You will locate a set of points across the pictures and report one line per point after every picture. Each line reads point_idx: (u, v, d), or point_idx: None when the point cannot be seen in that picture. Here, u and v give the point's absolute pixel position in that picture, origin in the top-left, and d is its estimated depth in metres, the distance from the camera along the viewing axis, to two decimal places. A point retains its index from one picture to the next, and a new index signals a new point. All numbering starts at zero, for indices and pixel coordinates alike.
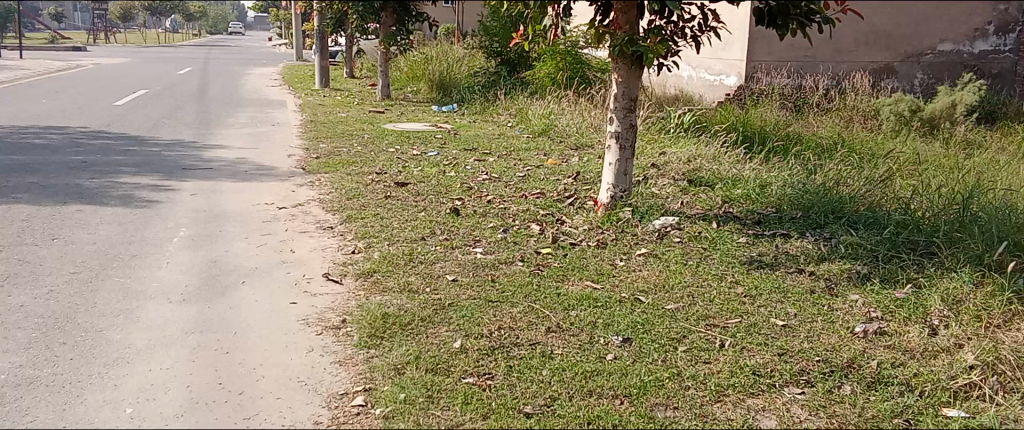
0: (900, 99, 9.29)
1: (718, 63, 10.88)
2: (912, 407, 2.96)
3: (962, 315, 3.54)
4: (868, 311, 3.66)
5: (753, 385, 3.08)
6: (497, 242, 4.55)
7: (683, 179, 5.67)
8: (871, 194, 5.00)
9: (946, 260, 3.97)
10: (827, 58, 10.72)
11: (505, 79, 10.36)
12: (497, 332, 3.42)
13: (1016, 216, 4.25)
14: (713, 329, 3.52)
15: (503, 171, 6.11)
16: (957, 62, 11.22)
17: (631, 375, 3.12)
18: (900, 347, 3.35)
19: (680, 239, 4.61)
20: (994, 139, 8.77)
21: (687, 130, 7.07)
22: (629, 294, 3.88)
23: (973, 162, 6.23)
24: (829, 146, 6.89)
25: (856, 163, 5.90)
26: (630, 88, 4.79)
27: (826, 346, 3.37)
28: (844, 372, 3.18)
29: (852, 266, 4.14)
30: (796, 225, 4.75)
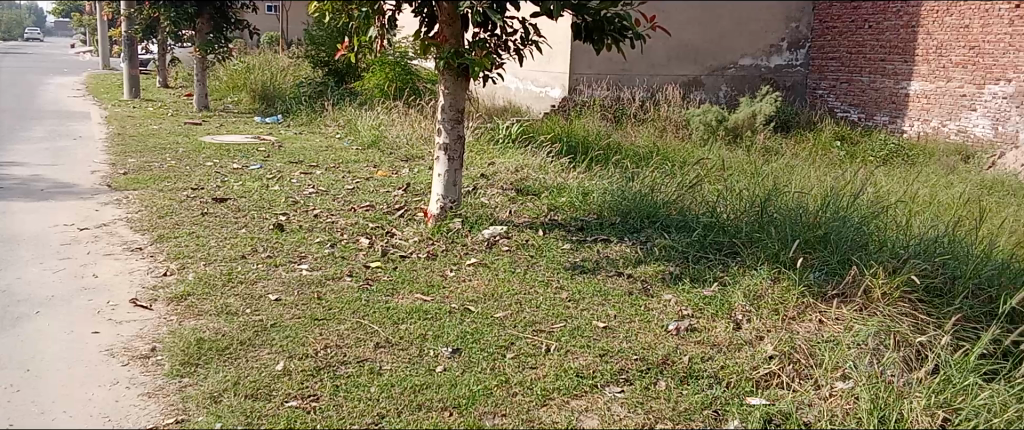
0: (707, 109, 10.04)
1: (544, 75, 11.23)
2: (720, 398, 3.17)
3: (762, 308, 3.84)
4: (680, 310, 3.91)
5: (576, 387, 3.19)
6: (323, 257, 4.43)
7: (511, 189, 5.79)
8: (683, 199, 5.34)
9: (748, 259, 4.32)
10: (643, 71, 11.30)
11: (333, 90, 10.16)
12: (322, 351, 3.32)
13: (805, 214, 4.68)
14: (539, 335, 3.61)
15: (330, 184, 5.97)
16: (756, 75, 12.24)
17: (460, 385, 3.13)
18: (709, 342, 3.59)
19: (509, 248, 4.69)
20: (789, 146, 9.65)
21: (515, 141, 7.24)
22: (459, 304, 3.90)
23: (770, 167, 6.80)
24: (645, 154, 7.28)
25: (669, 171, 6.28)
26: (456, 100, 4.82)
27: (643, 345, 3.55)
28: (660, 368, 3.36)
29: (666, 267, 4.41)
30: (615, 231, 4.99)
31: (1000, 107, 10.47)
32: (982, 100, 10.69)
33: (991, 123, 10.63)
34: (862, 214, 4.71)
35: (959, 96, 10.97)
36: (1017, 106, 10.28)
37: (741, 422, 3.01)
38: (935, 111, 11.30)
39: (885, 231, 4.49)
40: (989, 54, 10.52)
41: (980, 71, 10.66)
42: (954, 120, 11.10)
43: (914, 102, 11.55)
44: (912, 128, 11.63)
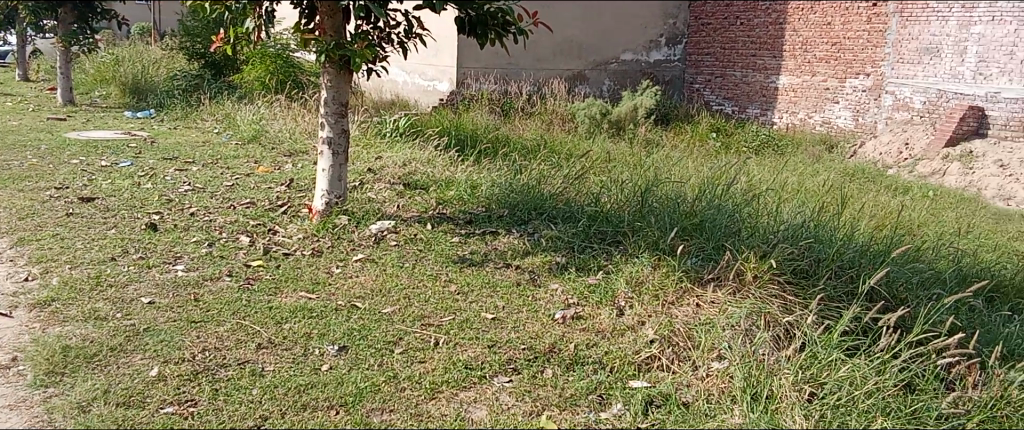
0: (591, 103, 10.28)
1: (431, 69, 11.18)
2: (604, 383, 3.27)
3: (643, 294, 3.98)
4: (566, 299, 4.00)
5: (465, 378, 3.21)
6: (201, 257, 4.26)
7: (399, 183, 5.74)
8: (569, 191, 5.45)
9: (630, 247, 4.46)
10: (529, 65, 11.42)
11: (210, 83, 9.77)
12: (200, 354, 3.20)
13: (682, 203, 4.88)
14: (428, 328, 3.61)
15: (208, 181, 5.74)
16: (637, 70, 12.61)
17: (347, 383, 3.09)
18: (593, 329, 3.70)
19: (396, 242, 4.66)
20: (669, 138, 10.03)
21: (403, 135, 7.18)
22: (345, 301, 3.84)
23: (651, 159, 7.03)
24: (532, 147, 7.39)
25: (556, 163, 6.40)
26: (339, 93, 4.73)
27: (530, 334, 3.61)
28: (547, 357, 3.42)
29: (553, 258, 4.50)
30: (503, 223, 5.04)
31: (860, 99, 11.28)
32: (844, 92, 11.42)
33: (852, 115, 11.44)
34: (735, 202, 4.94)
35: (823, 89, 11.67)
36: (875, 99, 11.12)
37: (623, 404, 3.11)
38: (801, 103, 11.95)
39: (756, 219, 4.73)
40: (850, 49, 11.26)
41: (842, 66, 11.38)
42: (818, 112, 11.80)
43: (783, 95, 12.16)
44: (781, 120, 12.24)
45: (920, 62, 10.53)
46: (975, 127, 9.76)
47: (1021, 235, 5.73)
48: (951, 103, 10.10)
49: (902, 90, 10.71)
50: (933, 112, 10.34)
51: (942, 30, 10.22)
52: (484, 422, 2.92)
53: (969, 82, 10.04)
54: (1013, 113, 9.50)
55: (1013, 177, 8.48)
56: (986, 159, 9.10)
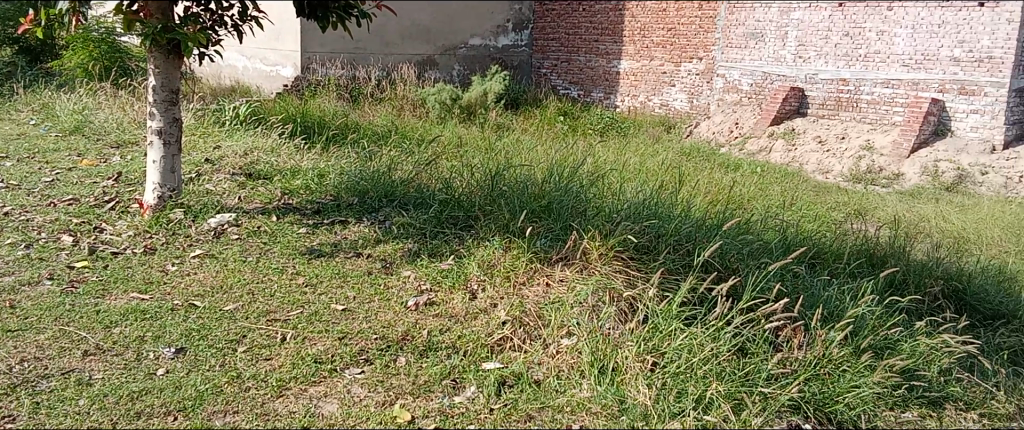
0: (441, 88, 10.25)
1: (273, 54, 10.75)
2: (457, 367, 3.28)
3: (495, 276, 4.03)
4: (419, 285, 3.97)
5: (313, 373, 3.12)
6: (16, 260, 3.90)
7: (240, 173, 5.49)
8: (419, 176, 5.40)
9: (481, 231, 4.49)
10: (376, 50, 11.21)
11: (24, 71, 8.92)
12: (18, 366, 2.97)
13: (531, 185, 4.95)
14: (274, 324, 3.47)
15: (24, 177, 5.25)
16: (485, 55, 12.70)
17: (185, 387, 2.92)
18: (446, 314, 3.70)
19: (238, 236, 4.45)
20: (518, 123, 10.21)
21: (244, 123, 6.87)
22: (183, 300, 3.62)
23: (501, 143, 7.12)
24: (383, 133, 7.29)
25: (407, 149, 6.34)
26: (169, 79, 4.44)
27: (382, 323, 3.56)
28: (399, 345, 3.39)
29: (404, 245, 4.46)
30: (352, 211, 4.93)
31: (693, 82, 11.89)
32: (680, 76, 12.00)
33: (687, 97, 12.02)
34: (581, 183, 5.08)
35: (660, 73, 12.18)
36: (708, 82, 11.75)
37: (477, 387, 3.14)
38: (642, 87, 12.43)
39: (601, 199, 4.88)
40: (683, 35, 11.82)
41: (677, 51, 11.94)
42: (657, 95, 12.30)
43: (624, 79, 12.61)
44: (623, 103, 12.71)
45: (747, 47, 11.13)
46: (797, 106, 10.59)
47: (837, 205, 6.25)
48: (775, 84, 10.84)
49: (732, 74, 11.42)
50: (759, 94, 11.09)
51: (764, 16, 10.80)
52: (335, 416, 2.85)
53: (790, 65, 10.63)
54: (829, 93, 10.25)
55: (830, 152, 9.40)
56: (806, 136, 9.95)
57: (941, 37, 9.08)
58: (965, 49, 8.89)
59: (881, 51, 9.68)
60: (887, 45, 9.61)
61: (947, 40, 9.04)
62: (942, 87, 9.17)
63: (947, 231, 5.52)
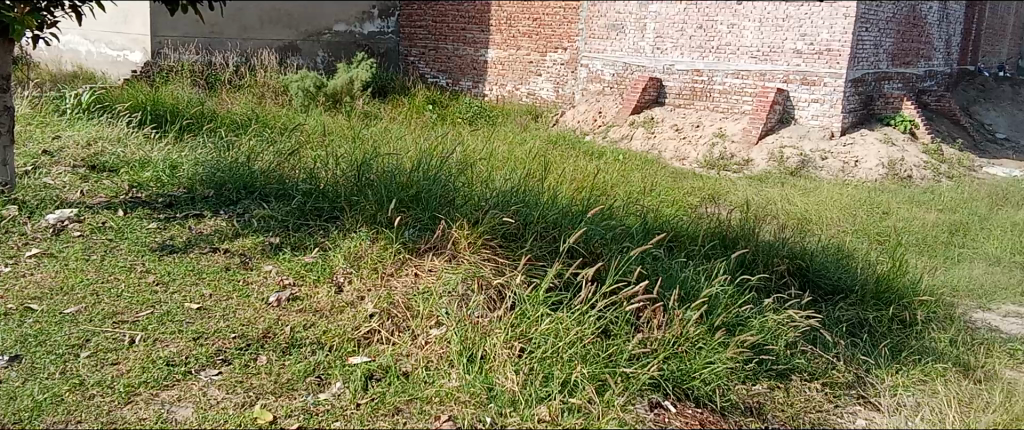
0: (304, 75, 9.94)
1: (119, 37, 10.12)
2: (322, 363, 3.19)
3: (362, 269, 3.94)
4: (280, 280, 3.83)
5: (166, 377, 2.95)
6: None
7: (82, 165, 5.11)
8: (280, 167, 5.20)
9: (346, 222, 4.37)
10: (233, 35, 10.75)
11: None
12: None
13: (398, 174, 4.86)
14: (121, 326, 3.26)
15: None
16: (351, 42, 12.38)
17: (21, 398, 2.73)
18: (310, 309, 3.59)
19: (80, 233, 4.14)
20: (385, 111, 10.05)
21: (88, 111, 6.40)
22: (17, 304, 3.35)
23: (368, 131, 6.98)
24: (243, 121, 6.97)
25: (269, 138, 6.11)
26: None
27: (242, 321, 3.41)
28: (260, 343, 3.26)
29: (265, 239, 4.28)
30: (209, 204, 4.69)
31: (559, 72, 12.12)
32: (546, 65, 12.20)
33: (553, 87, 12.23)
34: (449, 172, 5.05)
35: (527, 62, 12.32)
36: (572, 71, 12.02)
37: (343, 383, 3.07)
38: (509, 76, 12.52)
39: (469, 187, 4.87)
40: (548, 25, 12.04)
41: (542, 40, 12.13)
42: (525, 84, 12.43)
43: (492, 68, 12.65)
44: (490, 92, 12.72)
45: (609, 38, 11.44)
46: (655, 96, 10.97)
47: (694, 191, 6.55)
48: (636, 74, 11.20)
49: (594, 64, 11.71)
50: (621, 84, 11.38)
51: (625, 8, 11.11)
52: (188, 421, 2.71)
53: (649, 56, 11.01)
54: (685, 83, 10.70)
55: (686, 140, 9.85)
56: (664, 124, 10.38)
57: (785, 31, 9.67)
58: (807, 42, 9.52)
59: (731, 43, 10.16)
60: (737, 37, 10.10)
61: (791, 34, 9.64)
62: (786, 78, 9.78)
63: (792, 213, 5.90)
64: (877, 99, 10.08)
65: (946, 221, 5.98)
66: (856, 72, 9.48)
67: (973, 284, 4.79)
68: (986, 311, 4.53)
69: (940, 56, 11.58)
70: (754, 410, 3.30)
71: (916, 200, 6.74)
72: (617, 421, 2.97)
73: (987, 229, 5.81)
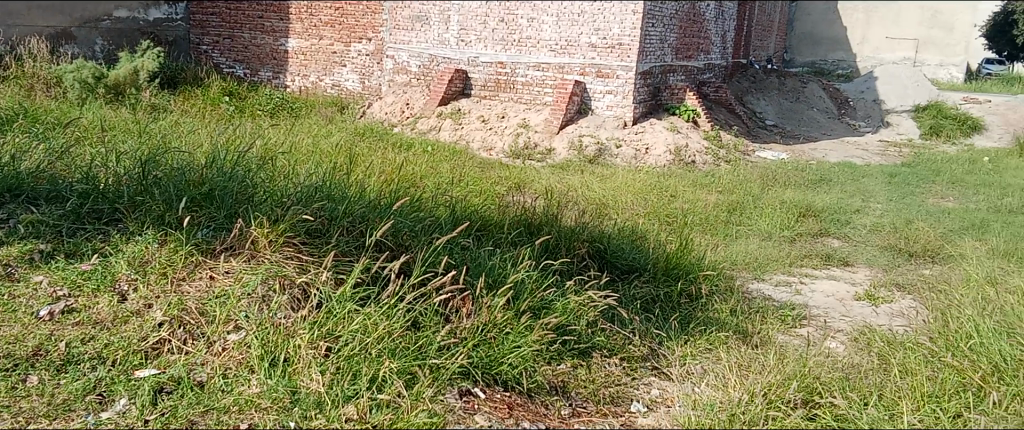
0: (81, 65, 9.09)
1: None
2: (104, 379, 2.97)
3: (149, 274, 3.66)
4: (53, 291, 3.49)
5: None
6: None
7: None
8: (52, 166, 4.70)
9: (131, 225, 3.99)
10: None
11: None
12: None
13: (190, 171, 4.54)
14: None
15: None
16: (133, 29, 11.38)
17: None
18: (90, 321, 3.30)
19: None
20: (175, 103, 9.42)
21: None
22: None
23: (156, 125, 6.50)
24: (7, 116, 6.24)
25: (39, 134, 5.51)
26: None
27: (8, 339, 3.10)
28: (31, 362, 3.00)
29: (34, 246, 3.86)
30: None
31: (364, 63, 11.94)
32: (350, 56, 11.95)
33: (358, 78, 12.04)
34: (247, 167, 4.81)
35: (330, 52, 12.00)
36: (377, 63, 11.87)
37: (128, 399, 2.88)
38: (312, 67, 12.16)
39: (270, 183, 4.66)
40: (352, 14, 11.75)
41: (345, 31, 11.85)
42: (329, 75, 12.12)
43: (292, 58, 12.20)
44: (293, 82, 12.30)
45: (413, 29, 11.40)
46: (461, 88, 11.08)
47: (500, 180, 6.71)
48: (441, 66, 11.25)
49: (400, 55, 11.65)
50: (427, 75, 11.40)
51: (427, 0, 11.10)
52: None
53: (454, 48, 11.08)
54: (489, 75, 10.89)
55: (492, 130, 10.07)
56: (471, 115, 10.54)
57: (581, 26, 10.13)
58: (600, 37, 10.03)
59: (531, 36, 10.48)
60: (536, 31, 10.43)
61: (586, 28, 10.11)
62: (582, 71, 10.25)
63: (591, 198, 6.22)
64: (664, 90, 10.81)
65: (725, 201, 6.56)
66: (645, 65, 10.12)
67: (748, 257, 5.29)
68: (760, 281, 5.01)
69: (717, 50, 12.64)
70: (559, 389, 3.42)
71: (700, 183, 7.33)
72: (426, 413, 2.98)
73: (759, 207, 6.44)
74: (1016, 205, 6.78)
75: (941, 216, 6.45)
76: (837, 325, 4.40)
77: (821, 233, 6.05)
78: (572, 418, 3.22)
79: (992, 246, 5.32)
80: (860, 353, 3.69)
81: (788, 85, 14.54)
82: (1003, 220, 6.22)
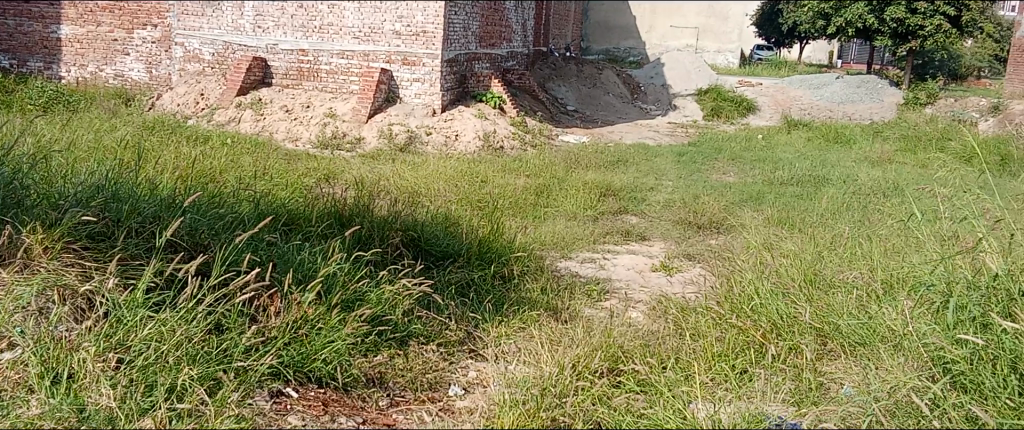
0: None
1: None
2: None
3: None
4: None
5: None
6: None
7: None
8: None
9: None
10: None
11: None
12: None
13: None
14: None
15: None
16: None
17: None
18: None
19: None
20: None
21: None
22: None
23: None
24: None
25: None
26: None
27: None
28: None
29: None
30: None
31: (150, 51, 11.14)
32: (132, 43, 11.14)
33: (144, 67, 11.23)
34: (15, 167, 4.32)
35: (110, 40, 11.18)
36: (165, 50, 11.08)
37: None
38: (90, 56, 11.26)
39: (44, 184, 4.23)
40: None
41: (126, 16, 11.07)
42: (109, 64, 11.28)
43: (67, 46, 11.25)
44: (69, 74, 11.33)
45: (203, 15, 10.71)
46: (260, 77, 10.59)
47: (308, 171, 6.50)
48: (237, 54, 10.66)
49: (190, 42, 10.89)
50: (222, 64, 10.75)
51: None
52: None
53: (250, 34, 10.57)
54: (290, 63, 10.49)
55: (298, 120, 9.73)
56: (273, 105, 10.12)
57: (383, 13, 10.02)
58: (404, 24, 9.98)
59: (333, 23, 10.22)
60: (338, 18, 10.19)
61: (389, 15, 10.01)
62: (388, 58, 10.13)
63: (402, 187, 6.20)
64: (471, 77, 10.95)
65: (532, 185, 6.78)
66: (450, 52, 10.19)
67: (556, 237, 5.51)
68: (567, 259, 5.24)
69: (519, 38, 12.99)
70: (376, 381, 3.37)
71: (508, 168, 7.53)
72: (232, 419, 2.84)
73: (564, 189, 6.72)
74: (785, 176, 7.56)
75: (724, 190, 7.06)
76: (637, 296, 4.70)
77: (621, 211, 6.42)
78: (390, 408, 3.21)
79: (766, 215, 5.91)
80: (659, 321, 3.96)
81: (585, 72, 15.18)
82: (775, 191, 6.92)
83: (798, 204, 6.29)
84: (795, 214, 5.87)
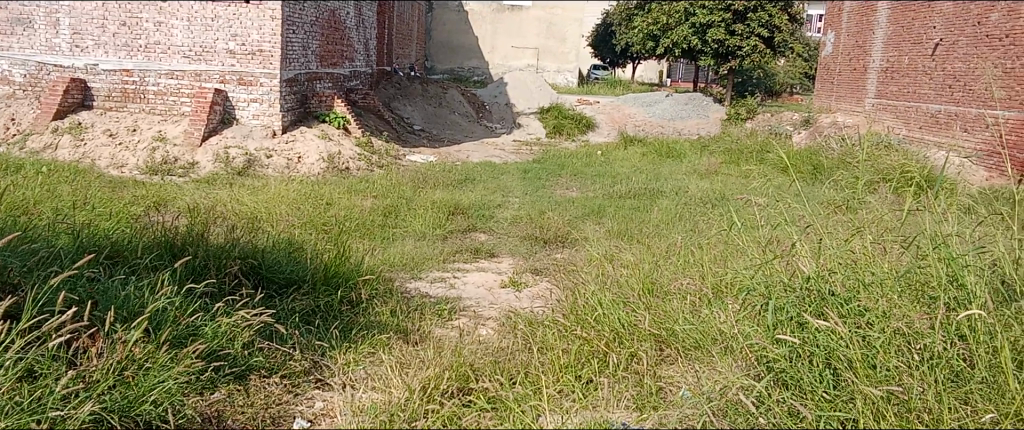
0: None
1: None
2: None
3: None
4: None
5: None
6: None
7: None
8: None
9: None
10: None
11: None
12: None
13: None
14: None
15: None
16: None
17: None
18: None
19: None
20: None
21: None
22: None
23: None
24: None
25: None
26: None
27: None
28: None
29: None
30: None
31: None
32: None
33: None
34: None
35: None
36: None
37: None
38: None
39: None
40: None
41: None
42: None
43: None
44: None
45: (13, 34, 9.85)
46: (80, 99, 9.79)
47: (134, 200, 6.07)
48: (52, 75, 9.86)
49: None
50: (35, 86, 9.90)
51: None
52: None
53: (67, 54, 9.80)
54: (113, 84, 9.81)
55: (122, 146, 9.08)
56: (95, 130, 9.38)
57: (215, 31, 9.63)
58: (238, 43, 9.64)
59: (160, 41, 9.70)
60: (166, 36, 9.68)
61: (222, 34, 9.63)
62: (222, 78, 9.72)
63: (240, 212, 5.93)
64: (312, 97, 10.70)
65: (379, 206, 6.69)
66: (288, 72, 9.92)
67: (404, 258, 5.47)
68: (417, 279, 5.21)
69: (361, 57, 12.84)
70: (212, 420, 3.19)
71: (354, 189, 7.40)
72: None
73: (411, 209, 6.69)
74: (623, 190, 7.90)
75: (568, 205, 7.27)
76: (486, 313, 4.74)
77: (470, 229, 6.46)
78: None
79: (606, 228, 6.15)
80: (508, 336, 4.00)
81: (431, 92, 15.18)
82: (615, 205, 7.21)
83: (634, 216, 6.59)
84: (633, 226, 6.14)
